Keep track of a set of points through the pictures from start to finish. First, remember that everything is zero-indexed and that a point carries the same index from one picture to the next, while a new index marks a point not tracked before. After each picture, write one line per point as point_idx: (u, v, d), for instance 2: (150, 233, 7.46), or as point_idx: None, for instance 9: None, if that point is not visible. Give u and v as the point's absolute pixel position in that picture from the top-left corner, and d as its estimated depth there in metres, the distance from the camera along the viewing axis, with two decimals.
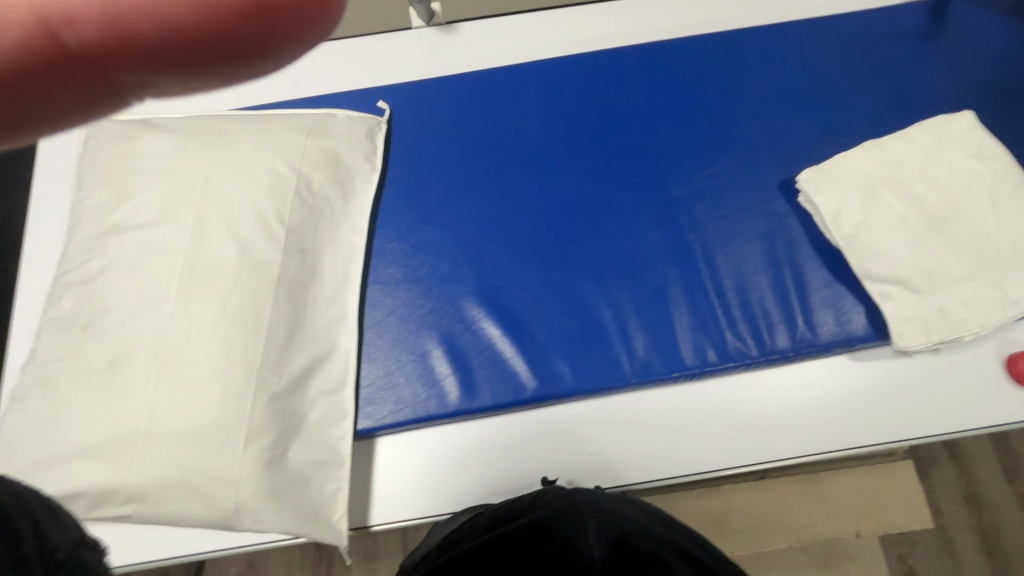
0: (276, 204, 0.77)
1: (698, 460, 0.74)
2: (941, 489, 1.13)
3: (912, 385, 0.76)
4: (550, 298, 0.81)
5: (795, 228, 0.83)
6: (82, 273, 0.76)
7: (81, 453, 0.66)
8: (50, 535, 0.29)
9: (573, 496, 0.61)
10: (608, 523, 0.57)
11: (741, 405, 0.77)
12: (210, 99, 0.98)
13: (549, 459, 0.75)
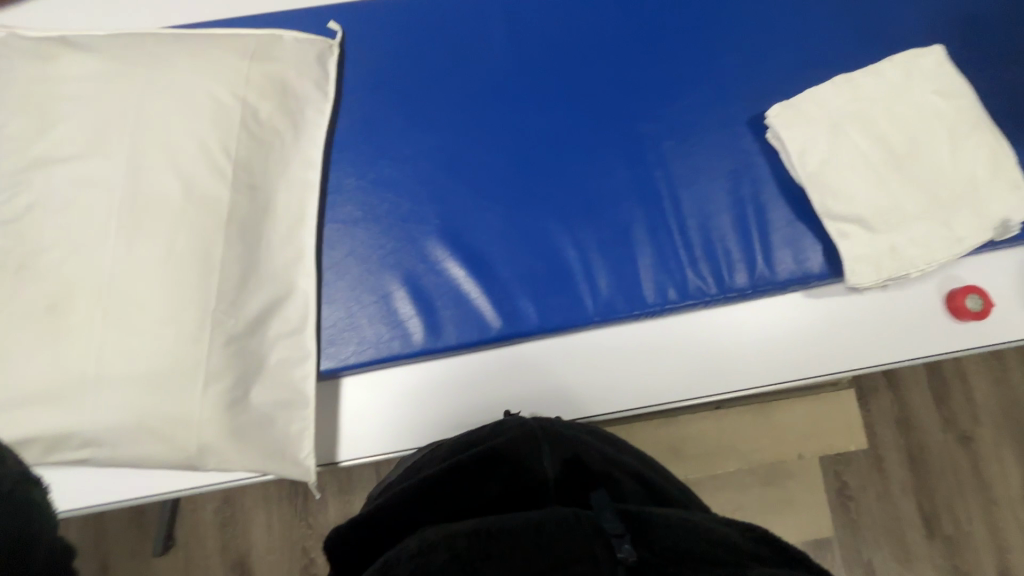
0: (220, 136, 0.72)
1: (656, 393, 0.77)
2: (877, 414, 1.22)
3: (859, 320, 0.80)
4: (514, 236, 0.79)
5: (761, 166, 0.82)
6: (7, 211, 0.70)
7: (29, 399, 0.64)
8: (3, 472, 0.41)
9: (532, 422, 0.62)
10: (564, 446, 0.59)
11: (699, 340, 0.79)
12: (138, 15, 0.88)
13: (513, 394, 0.77)
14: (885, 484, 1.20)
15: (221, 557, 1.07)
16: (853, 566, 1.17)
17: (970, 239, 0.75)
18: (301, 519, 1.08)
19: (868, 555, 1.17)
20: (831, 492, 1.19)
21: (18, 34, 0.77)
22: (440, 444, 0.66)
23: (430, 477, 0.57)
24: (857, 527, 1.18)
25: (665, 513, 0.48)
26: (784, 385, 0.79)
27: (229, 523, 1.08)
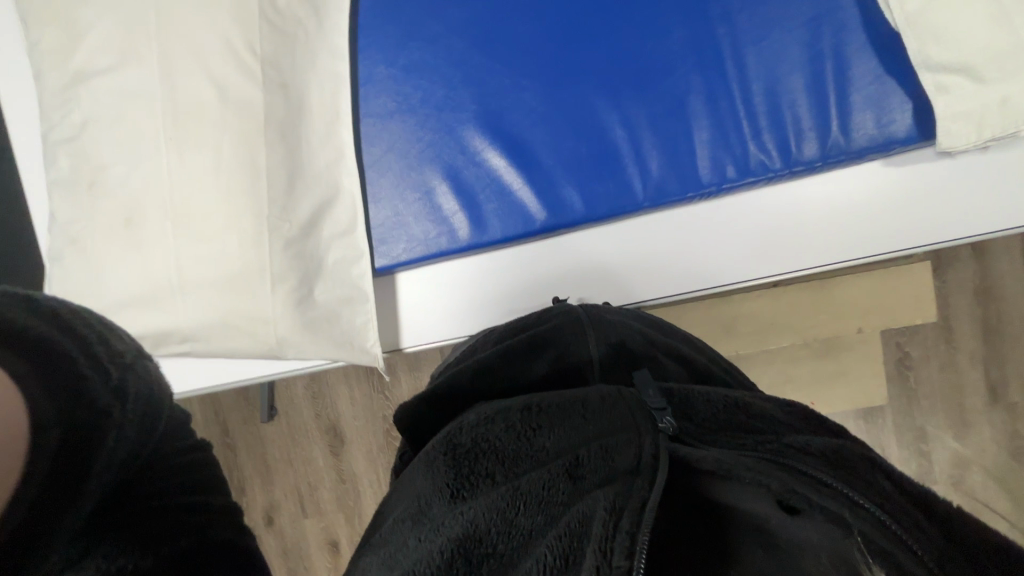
0: (242, 32, 0.68)
1: (709, 276, 0.76)
2: (954, 284, 1.16)
3: (950, 187, 0.71)
4: (557, 118, 0.74)
5: (846, 9, 0.69)
6: (66, 130, 0.72)
7: (128, 305, 0.72)
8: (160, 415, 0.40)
9: (578, 311, 0.63)
10: (609, 330, 0.61)
11: (756, 218, 0.75)
12: None
13: (560, 281, 0.78)
14: (952, 354, 1.17)
15: (317, 423, 1.24)
16: (906, 431, 1.18)
17: None
18: (380, 393, 1.22)
19: (924, 421, 1.18)
20: (889, 364, 1.18)
21: None
22: (488, 334, 0.68)
23: (480, 360, 0.59)
24: (914, 395, 1.18)
25: (704, 391, 0.49)
26: (847, 262, 0.75)
27: (320, 395, 1.24)
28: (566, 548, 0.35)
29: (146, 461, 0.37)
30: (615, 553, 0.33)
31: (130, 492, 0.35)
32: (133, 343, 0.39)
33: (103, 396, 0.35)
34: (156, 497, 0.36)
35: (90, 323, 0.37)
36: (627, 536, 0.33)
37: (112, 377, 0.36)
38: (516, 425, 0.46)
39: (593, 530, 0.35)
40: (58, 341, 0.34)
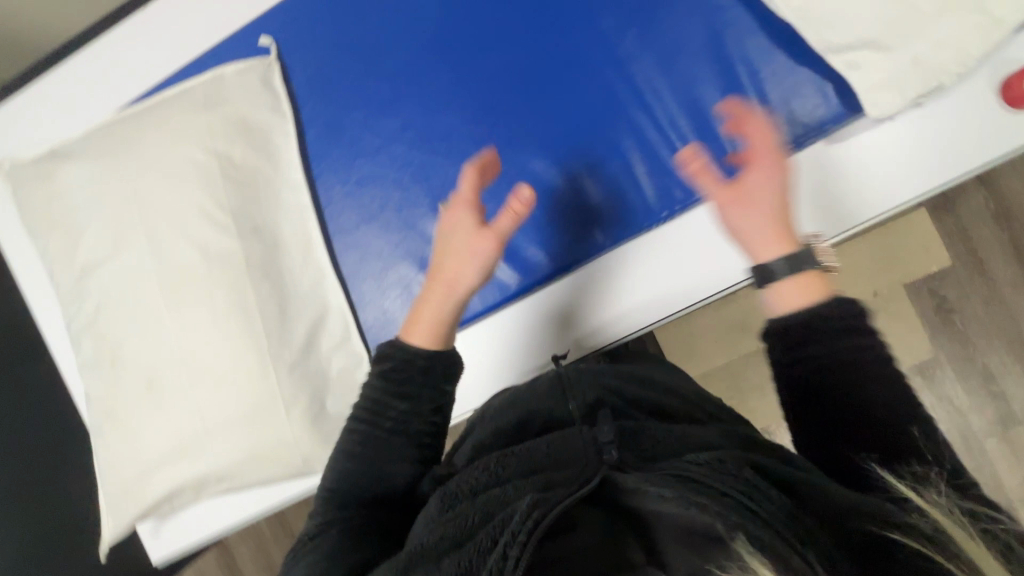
0: (211, 196, 0.76)
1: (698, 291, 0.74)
2: (970, 216, 1.13)
3: (910, 143, 0.71)
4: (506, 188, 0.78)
5: (743, 18, 0.73)
6: (84, 317, 0.81)
7: (167, 459, 0.78)
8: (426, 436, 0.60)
9: (568, 371, 0.66)
10: (597, 383, 0.63)
11: (725, 225, 0.73)
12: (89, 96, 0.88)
13: (555, 336, 0.78)
14: (990, 287, 1.13)
15: None
16: (969, 375, 1.13)
17: (1012, 18, 0.63)
18: None
19: (984, 360, 1.13)
20: (930, 313, 1.14)
21: (19, 162, 0.83)
22: (487, 405, 0.72)
23: (478, 445, 0.63)
24: (965, 337, 1.13)
25: (653, 426, 0.52)
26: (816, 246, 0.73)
27: None
28: (490, 542, 0.41)
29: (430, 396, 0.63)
30: (518, 539, 0.40)
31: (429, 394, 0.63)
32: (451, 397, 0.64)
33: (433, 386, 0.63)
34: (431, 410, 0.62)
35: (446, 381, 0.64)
36: (530, 527, 0.40)
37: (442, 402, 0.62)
38: (486, 466, 0.51)
39: (509, 525, 0.42)
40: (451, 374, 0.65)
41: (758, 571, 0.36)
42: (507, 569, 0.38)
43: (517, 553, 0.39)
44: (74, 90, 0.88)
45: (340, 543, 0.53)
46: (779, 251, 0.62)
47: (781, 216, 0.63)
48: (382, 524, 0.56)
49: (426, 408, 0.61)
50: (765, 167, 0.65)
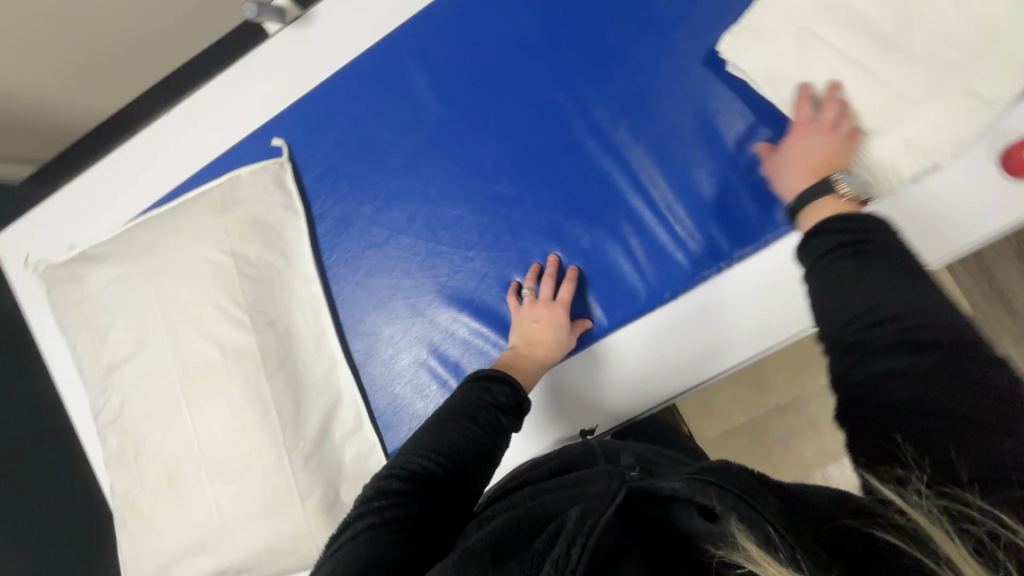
0: (227, 293, 0.80)
1: (714, 366, 0.74)
2: (994, 258, 1.11)
3: (922, 213, 0.70)
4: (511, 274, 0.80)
5: (733, 103, 0.74)
6: (109, 412, 0.84)
7: (186, 552, 0.79)
8: (483, 438, 0.64)
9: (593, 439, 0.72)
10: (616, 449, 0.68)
11: (735, 303, 0.74)
12: (113, 197, 0.93)
13: (579, 414, 0.79)
14: None
15: None
16: None
17: (1001, 97, 0.64)
18: None
19: None
20: None
21: (50, 264, 0.88)
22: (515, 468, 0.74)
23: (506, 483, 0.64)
24: None
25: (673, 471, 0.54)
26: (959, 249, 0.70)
27: None
28: (546, 547, 0.43)
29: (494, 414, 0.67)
30: (577, 539, 0.42)
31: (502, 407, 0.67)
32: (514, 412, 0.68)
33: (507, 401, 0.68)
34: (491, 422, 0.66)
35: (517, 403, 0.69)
36: (588, 528, 0.43)
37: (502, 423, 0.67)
38: (520, 497, 0.55)
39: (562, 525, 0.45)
40: (518, 399, 0.69)
41: (744, 544, 0.39)
42: (570, 562, 0.41)
43: (580, 548, 0.42)
44: (102, 193, 0.94)
45: (393, 537, 0.53)
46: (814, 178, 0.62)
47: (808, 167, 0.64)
48: (433, 535, 0.56)
49: (503, 437, 0.66)
50: (795, 138, 0.66)
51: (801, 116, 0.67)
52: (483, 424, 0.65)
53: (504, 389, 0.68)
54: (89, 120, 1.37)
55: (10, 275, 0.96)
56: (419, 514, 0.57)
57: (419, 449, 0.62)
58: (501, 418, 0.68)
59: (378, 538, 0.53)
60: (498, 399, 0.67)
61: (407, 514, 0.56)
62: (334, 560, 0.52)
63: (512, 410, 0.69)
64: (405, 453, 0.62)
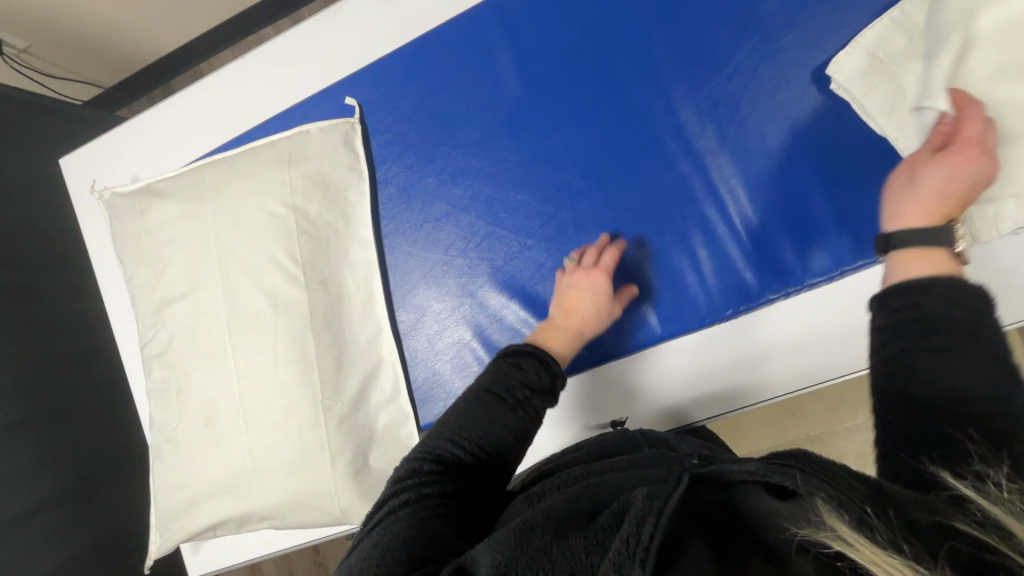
0: (285, 246, 0.80)
1: (763, 388, 0.73)
2: None
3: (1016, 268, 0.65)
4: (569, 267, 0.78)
5: (832, 124, 0.70)
6: (156, 345, 0.86)
7: (215, 491, 0.81)
8: (511, 419, 0.63)
9: (633, 432, 0.70)
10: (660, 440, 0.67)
11: (795, 329, 0.72)
12: (180, 135, 0.94)
13: (616, 409, 0.78)
14: None
15: None
16: None
17: None
18: None
19: None
20: None
21: (115, 193, 0.90)
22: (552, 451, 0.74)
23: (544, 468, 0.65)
24: None
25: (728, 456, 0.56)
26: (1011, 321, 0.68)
27: None
28: (613, 525, 0.44)
29: (526, 395, 0.65)
30: (648, 518, 0.42)
31: (532, 389, 0.66)
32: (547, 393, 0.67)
33: (537, 383, 0.66)
34: (522, 403, 0.64)
35: (550, 385, 0.68)
36: (658, 509, 0.42)
37: (535, 404, 0.65)
38: (568, 477, 0.58)
39: (631, 509, 0.44)
40: (549, 381, 0.67)
41: (836, 526, 0.38)
42: (642, 539, 0.40)
43: (652, 526, 0.41)
44: (171, 129, 0.94)
45: (429, 513, 0.54)
46: (923, 220, 0.57)
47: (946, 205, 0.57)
48: (470, 514, 0.56)
49: (534, 419, 0.65)
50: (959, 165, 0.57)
51: (971, 135, 0.58)
52: (515, 405, 0.64)
53: (535, 367, 0.67)
54: (158, 50, 1.37)
55: (75, 199, 0.98)
56: (457, 492, 0.57)
57: (452, 433, 0.62)
58: (533, 397, 0.66)
59: (418, 514, 0.54)
60: (529, 379, 0.66)
61: (443, 492, 0.57)
62: (375, 534, 0.53)
63: (544, 390, 0.67)
64: (438, 436, 0.63)
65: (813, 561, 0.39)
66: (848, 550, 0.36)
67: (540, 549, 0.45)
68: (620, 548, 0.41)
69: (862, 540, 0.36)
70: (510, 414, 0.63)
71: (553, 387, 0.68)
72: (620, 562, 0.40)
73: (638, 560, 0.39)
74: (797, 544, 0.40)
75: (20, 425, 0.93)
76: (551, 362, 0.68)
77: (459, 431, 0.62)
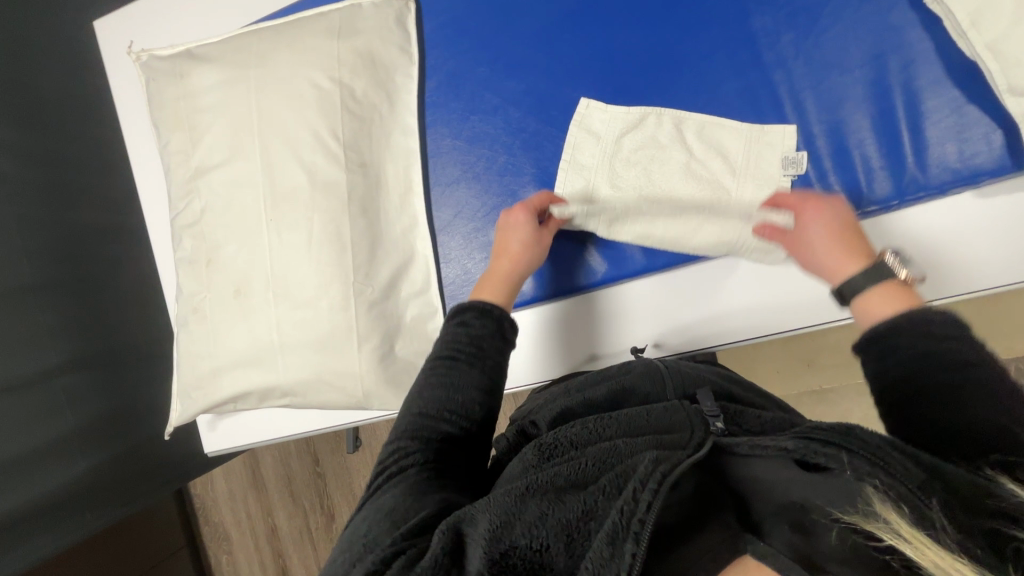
0: (327, 121, 0.77)
1: (802, 317, 0.71)
2: None
3: None
4: (628, 176, 0.75)
5: (917, 41, 0.67)
6: (188, 215, 0.85)
7: (239, 363, 0.82)
8: (466, 376, 0.63)
9: (658, 362, 0.68)
10: (683, 376, 0.65)
11: None
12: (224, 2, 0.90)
13: (638, 333, 0.77)
14: None
15: None
16: None
17: None
18: None
19: None
20: None
21: (155, 54, 0.87)
22: (572, 380, 0.74)
23: (564, 408, 0.64)
24: None
25: (756, 411, 0.56)
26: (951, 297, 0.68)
27: None
28: (614, 490, 0.44)
29: (480, 350, 0.65)
30: (648, 485, 0.41)
31: (486, 344, 0.66)
32: (500, 342, 0.67)
33: (490, 336, 0.66)
34: (478, 358, 0.64)
35: (505, 336, 0.67)
36: (660, 476, 0.42)
37: (491, 357, 0.65)
38: (581, 432, 0.55)
39: (635, 473, 0.44)
40: (502, 333, 0.67)
41: (885, 516, 0.37)
42: (639, 510, 0.40)
43: (650, 497, 0.40)
44: None
45: (416, 480, 0.55)
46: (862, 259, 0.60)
47: (845, 243, 0.61)
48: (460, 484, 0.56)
49: (493, 368, 0.64)
50: (809, 211, 0.63)
51: (797, 198, 0.65)
52: (471, 362, 0.64)
53: (483, 323, 0.66)
54: None
55: (110, 61, 0.95)
56: (439, 456, 0.58)
57: (423, 407, 0.61)
58: (489, 348, 0.66)
59: (409, 483, 0.54)
60: (473, 331, 0.66)
61: (424, 459, 0.57)
62: (370, 507, 0.54)
63: (495, 336, 0.66)
64: (411, 413, 0.62)
65: (848, 543, 0.38)
66: (901, 544, 0.35)
67: (538, 515, 0.44)
68: (616, 519, 0.40)
69: (919, 537, 0.35)
70: (466, 372, 0.63)
71: (506, 336, 0.67)
72: (613, 532, 0.40)
73: (633, 532, 0.39)
74: (838, 528, 0.39)
75: (28, 291, 0.93)
76: (495, 311, 0.68)
77: (422, 400, 0.62)
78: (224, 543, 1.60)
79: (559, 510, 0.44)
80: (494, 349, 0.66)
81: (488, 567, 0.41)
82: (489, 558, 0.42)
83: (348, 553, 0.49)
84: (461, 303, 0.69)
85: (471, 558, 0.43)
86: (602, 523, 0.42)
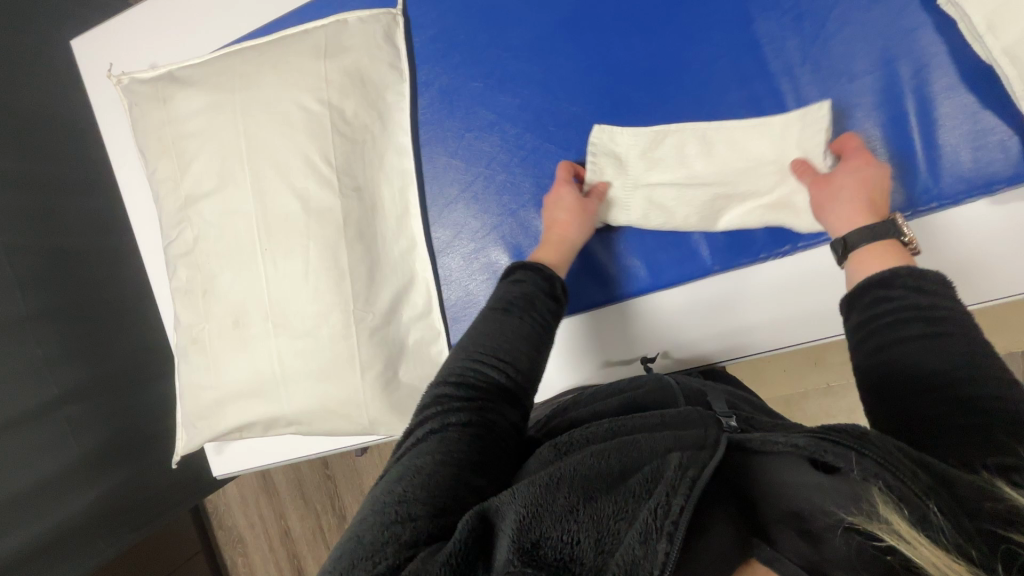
0: (318, 146, 0.75)
1: (813, 331, 0.70)
2: None
3: None
4: (663, 146, 0.71)
5: (930, 46, 0.64)
6: (181, 245, 0.83)
7: (242, 394, 0.81)
8: (517, 317, 0.63)
9: (669, 379, 0.66)
10: (698, 394, 0.63)
11: None
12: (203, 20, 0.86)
13: (646, 346, 0.76)
14: None
15: None
16: None
17: None
18: None
19: None
20: None
21: (135, 78, 0.84)
22: (581, 392, 0.72)
23: (574, 417, 0.63)
24: None
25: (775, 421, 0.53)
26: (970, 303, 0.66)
27: None
28: (643, 491, 0.42)
29: (529, 299, 0.65)
30: (680, 490, 0.41)
31: (531, 298, 0.65)
32: (550, 296, 0.66)
33: (542, 282, 0.66)
34: (525, 309, 0.64)
35: (554, 282, 0.67)
36: (691, 481, 0.41)
37: (541, 310, 0.65)
38: (599, 431, 0.53)
39: (664, 473, 0.43)
40: (549, 284, 0.66)
41: (890, 520, 0.37)
42: (672, 512, 0.40)
43: (683, 501, 0.40)
44: (192, 12, 0.86)
45: (459, 430, 0.53)
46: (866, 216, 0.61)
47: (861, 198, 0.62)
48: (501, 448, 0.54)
49: (543, 327, 0.64)
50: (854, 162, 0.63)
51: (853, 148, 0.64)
52: (521, 310, 0.64)
53: (538, 285, 0.66)
54: None
55: (90, 85, 0.91)
56: (485, 402, 0.57)
57: (472, 358, 0.60)
58: (539, 302, 0.65)
59: (448, 435, 0.53)
60: (529, 287, 0.66)
61: (470, 405, 0.56)
62: (406, 460, 0.52)
63: (548, 292, 0.66)
64: (459, 362, 0.60)
65: (854, 548, 0.39)
66: (901, 544, 0.36)
67: (567, 508, 0.42)
68: (648, 519, 0.39)
69: (920, 540, 0.35)
70: (515, 317, 0.63)
71: (557, 290, 0.67)
72: (646, 532, 0.39)
73: (666, 534, 0.38)
74: (844, 532, 0.39)
75: (27, 321, 0.91)
76: (548, 269, 0.68)
77: (473, 340, 0.62)
78: (239, 550, 1.62)
79: (581, 509, 0.42)
80: (545, 301, 0.65)
81: (518, 556, 0.39)
82: (518, 548, 0.40)
83: (376, 510, 0.46)
84: (519, 262, 0.69)
85: (498, 551, 0.41)
86: (627, 522, 0.41)
